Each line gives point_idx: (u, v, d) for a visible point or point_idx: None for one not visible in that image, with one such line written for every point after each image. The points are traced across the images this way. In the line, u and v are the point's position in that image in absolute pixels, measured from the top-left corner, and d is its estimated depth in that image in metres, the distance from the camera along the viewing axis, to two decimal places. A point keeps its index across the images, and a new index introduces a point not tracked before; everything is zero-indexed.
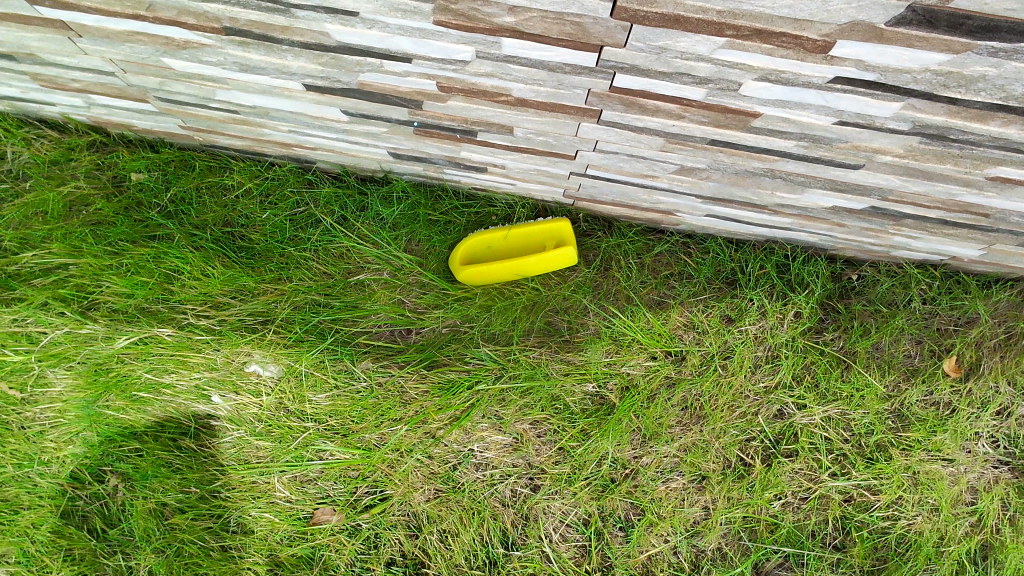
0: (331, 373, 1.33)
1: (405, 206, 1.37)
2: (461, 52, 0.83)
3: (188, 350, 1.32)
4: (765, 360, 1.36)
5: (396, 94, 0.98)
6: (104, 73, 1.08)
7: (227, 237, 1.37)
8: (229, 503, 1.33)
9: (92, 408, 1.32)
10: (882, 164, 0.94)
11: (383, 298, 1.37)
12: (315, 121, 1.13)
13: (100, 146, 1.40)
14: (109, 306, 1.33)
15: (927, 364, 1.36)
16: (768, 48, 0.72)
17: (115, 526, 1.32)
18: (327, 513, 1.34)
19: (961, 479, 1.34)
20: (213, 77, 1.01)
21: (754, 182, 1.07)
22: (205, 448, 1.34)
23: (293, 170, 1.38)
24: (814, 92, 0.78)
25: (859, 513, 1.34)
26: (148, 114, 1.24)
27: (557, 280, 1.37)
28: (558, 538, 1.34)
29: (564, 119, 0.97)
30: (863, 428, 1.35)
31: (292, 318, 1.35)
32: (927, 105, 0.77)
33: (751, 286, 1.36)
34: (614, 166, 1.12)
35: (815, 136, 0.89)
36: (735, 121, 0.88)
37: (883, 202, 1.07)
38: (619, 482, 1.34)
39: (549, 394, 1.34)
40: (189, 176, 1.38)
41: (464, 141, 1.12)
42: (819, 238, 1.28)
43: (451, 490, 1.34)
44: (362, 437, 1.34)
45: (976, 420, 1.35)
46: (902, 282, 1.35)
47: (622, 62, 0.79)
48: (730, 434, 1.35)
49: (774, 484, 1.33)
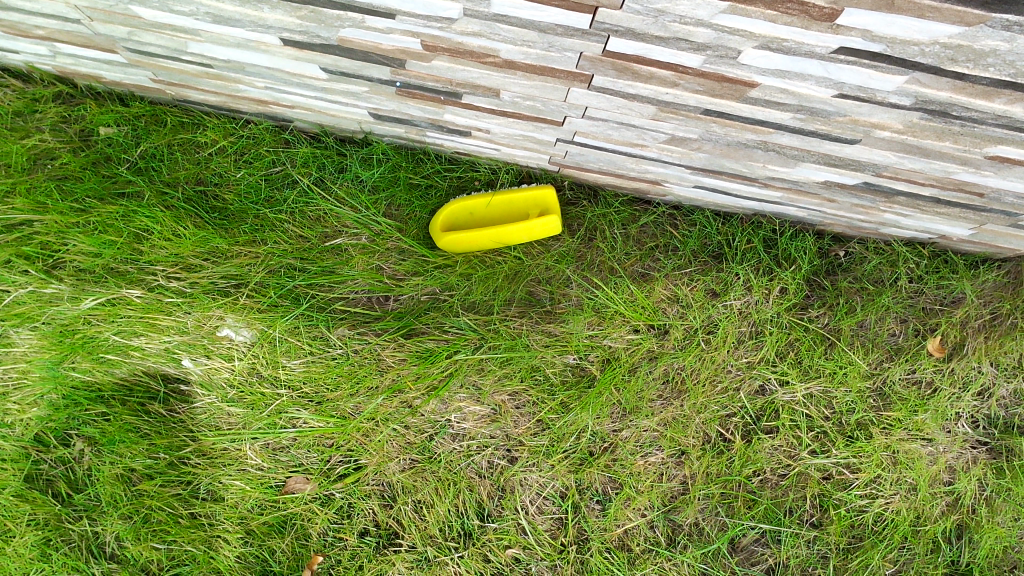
0: (305, 339, 1.30)
1: (385, 168, 1.32)
2: (448, 9, 0.79)
3: (158, 313, 1.28)
4: (749, 336, 1.34)
5: (378, 52, 0.94)
6: (70, 20, 1.02)
7: (200, 196, 1.32)
8: (199, 470, 1.30)
9: (57, 369, 1.27)
10: (880, 140, 0.91)
11: (361, 263, 1.32)
12: (292, 77, 1.08)
13: (66, 98, 1.34)
14: (75, 265, 1.28)
15: (911, 343, 1.34)
16: (772, 15, 0.68)
17: (80, 491, 1.29)
18: (301, 482, 1.31)
19: (940, 459, 1.33)
20: (185, 28, 0.96)
21: (746, 154, 1.04)
22: (175, 414, 1.30)
23: (270, 128, 1.32)
24: (816, 62, 0.75)
25: (838, 491, 1.33)
26: (117, 66, 1.18)
27: (540, 249, 1.34)
28: (534, 510, 1.33)
29: (553, 83, 0.93)
30: (845, 406, 1.34)
31: (267, 282, 1.30)
32: (932, 79, 0.75)
33: (737, 260, 1.33)
34: (603, 134, 1.08)
35: (812, 108, 0.86)
36: (732, 90, 0.85)
37: (877, 178, 1.04)
38: (598, 455, 1.32)
39: (530, 364, 1.31)
40: (160, 132, 1.32)
41: (448, 103, 1.08)
42: (808, 213, 1.26)
43: (427, 460, 1.31)
44: (337, 405, 1.31)
45: (958, 400, 1.34)
46: (890, 260, 1.33)
47: (617, 25, 0.76)
48: (711, 409, 1.33)
49: (753, 460, 1.32)
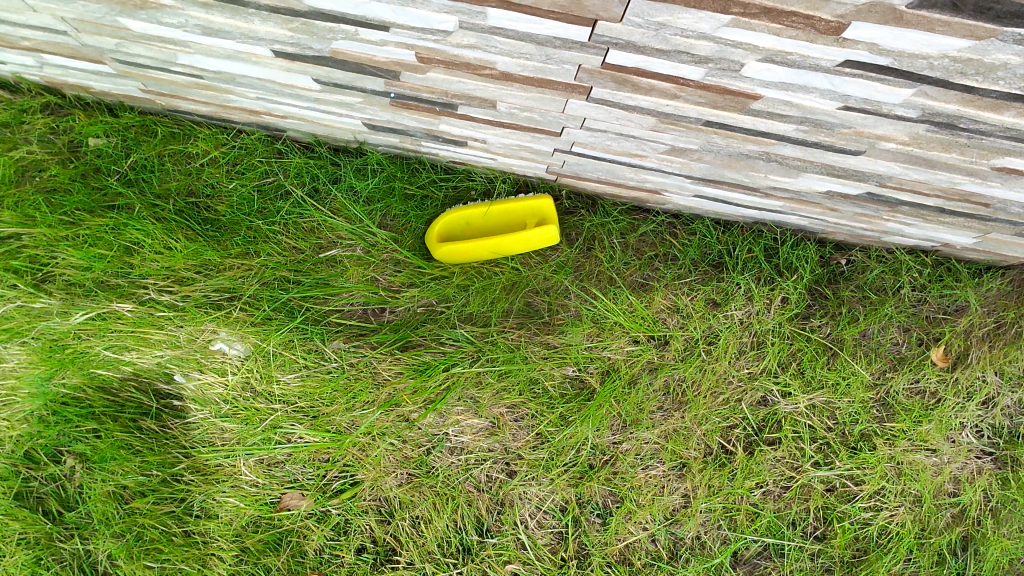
0: (299, 352, 1.28)
1: (380, 179, 1.30)
2: (443, 22, 0.77)
3: (150, 328, 1.26)
4: (751, 347, 1.32)
5: (372, 64, 0.91)
6: (57, 31, 1.00)
7: (192, 208, 1.30)
8: (192, 487, 1.28)
9: (46, 385, 1.25)
10: (884, 151, 0.89)
11: (355, 275, 1.30)
12: (284, 88, 1.06)
13: (55, 108, 1.32)
14: (65, 279, 1.26)
15: (914, 353, 1.33)
16: (776, 28, 0.66)
17: (72, 509, 1.26)
18: (296, 498, 1.30)
19: (944, 469, 1.31)
20: (174, 40, 0.94)
21: (747, 165, 1.02)
22: (167, 429, 1.28)
23: (262, 138, 1.30)
24: (821, 75, 0.73)
25: (842, 504, 1.31)
26: (106, 77, 1.15)
27: (538, 259, 1.32)
28: (534, 525, 1.31)
29: (550, 95, 0.91)
30: (849, 417, 1.32)
31: (261, 295, 1.28)
32: (939, 92, 0.73)
33: (738, 270, 1.31)
34: (602, 144, 1.06)
35: (816, 120, 0.84)
36: (734, 102, 0.83)
37: (881, 189, 1.03)
38: (598, 468, 1.30)
39: (528, 377, 1.29)
40: (150, 142, 1.30)
41: (444, 113, 1.06)
42: (810, 222, 1.24)
43: (425, 475, 1.30)
44: (333, 419, 1.28)
45: (962, 409, 1.32)
46: (892, 268, 1.31)
47: (617, 38, 0.74)
48: (713, 421, 1.31)
49: (756, 472, 1.30)
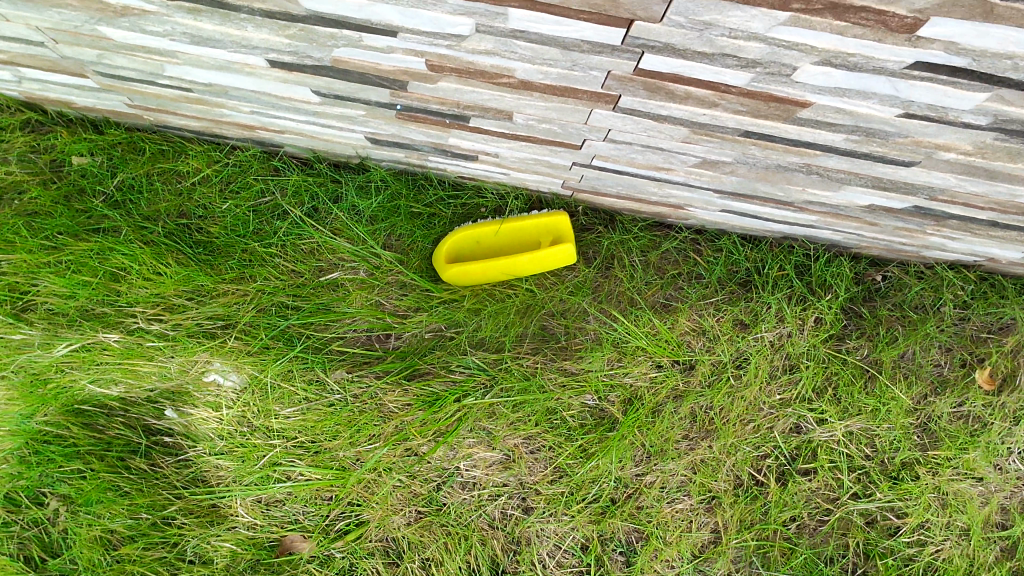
0: (299, 384, 1.19)
1: (384, 197, 1.22)
2: (458, 25, 0.68)
3: (139, 359, 1.17)
4: (782, 370, 1.24)
5: (377, 73, 0.83)
6: (32, 43, 0.92)
7: (182, 230, 1.22)
8: (185, 530, 1.18)
9: (26, 423, 1.16)
10: (942, 162, 0.81)
11: (358, 300, 1.22)
12: (281, 101, 0.98)
13: (35, 126, 1.24)
14: (47, 307, 1.18)
15: (957, 375, 1.25)
16: (840, 27, 0.58)
17: (55, 555, 1.17)
18: (298, 540, 1.20)
19: (991, 499, 1.23)
20: (160, 50, 0.86)
21: (785, 178, 0.94)
22: (157, 468, 1.18)
23: (258, 155, 1.22)
24: (884, 79, 0.65)
25: (884, 539, 1.22)
26: (89, 91, 1.07)
27: (554, 280, 1.24)
28: (554, 565, 1.21)
29: (573, 105, 0.83)
30: (888, 444, 1.23)
31: (257, 323, 1.20)
32: (1018, 96, 0.65)
33: (768, 289, 1.23)
34: (625, 158, 0.98)
35: (870, 129, 0.76)
36: (779, 110, 0.75)
37: (930, 202, 0.95)
38: (621, 503, 1.22)
39: (545, 407, 1.21)
40: (137, 160, 1.22)
41: (454, 126, 0.98)
42: (844, 237, 1.16)
43: (435, 513, 1.21)
44: (335, 455, 1.20)
45: (1009, 435, 1.24)
46: (932, 285, 1.24)
47: (654, 40, 0.66)
48: (743, 450, 1.22)
49: (790, 505, 1.22)
